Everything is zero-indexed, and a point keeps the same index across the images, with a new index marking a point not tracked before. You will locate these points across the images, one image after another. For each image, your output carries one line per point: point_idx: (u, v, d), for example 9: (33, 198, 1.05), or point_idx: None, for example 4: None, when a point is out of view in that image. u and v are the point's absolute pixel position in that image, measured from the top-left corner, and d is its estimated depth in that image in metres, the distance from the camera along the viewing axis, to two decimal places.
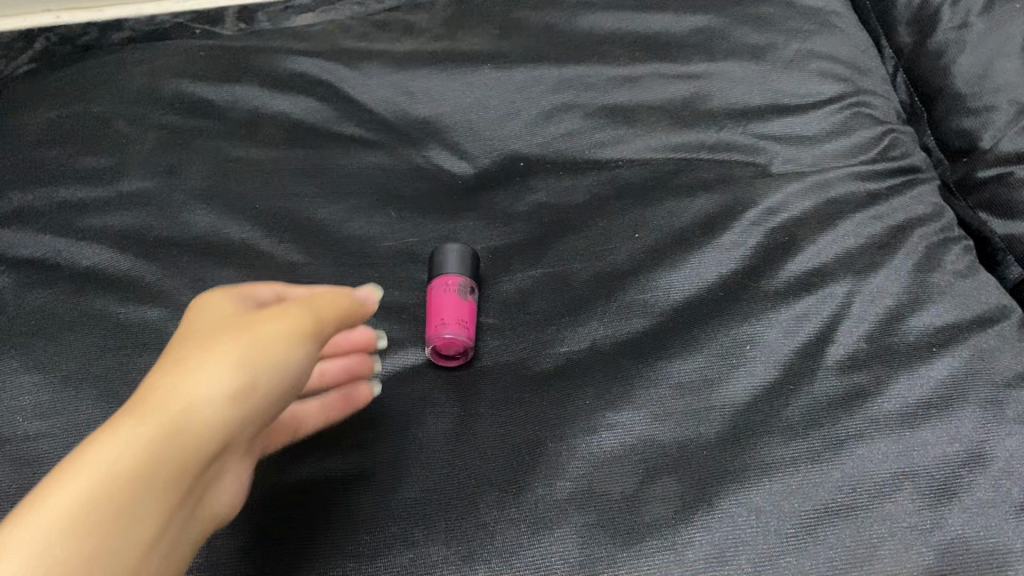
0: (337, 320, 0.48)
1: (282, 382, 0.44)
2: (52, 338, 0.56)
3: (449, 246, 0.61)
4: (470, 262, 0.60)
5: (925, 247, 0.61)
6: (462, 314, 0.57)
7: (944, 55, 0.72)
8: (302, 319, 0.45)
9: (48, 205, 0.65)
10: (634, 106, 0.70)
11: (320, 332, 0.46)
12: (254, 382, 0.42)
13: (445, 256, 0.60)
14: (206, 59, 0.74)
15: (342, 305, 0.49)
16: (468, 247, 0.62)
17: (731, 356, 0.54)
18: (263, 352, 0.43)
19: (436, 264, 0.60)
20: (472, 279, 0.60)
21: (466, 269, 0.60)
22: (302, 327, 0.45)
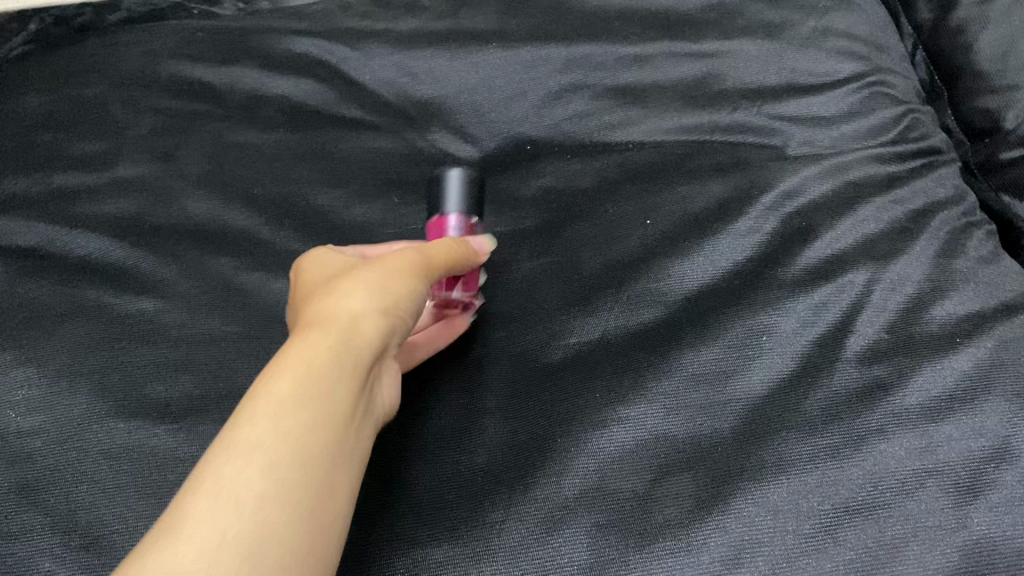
0: (444, 259, 0.51)
1: (412, 307, 0.46)
2: (44, 329, 0.55)
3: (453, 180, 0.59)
4: (473, 201, 0.59)
5: (948, 232, 0.59)
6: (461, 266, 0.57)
7: (966, 31, 0.69)
8: (409, 254, 0.48)
9: (42, 191, 0.63)
10: (644, 87, 0.67)
11: (430, 261, 0.49)
12: (389, 303, 0.44)
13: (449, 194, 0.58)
14: (203, 40, 0.71)
15: (453, 251, 0.52)
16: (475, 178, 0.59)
17: (747, 348, 0.52)
18: (387, 282, 0.45)
19: (436, 196, 0.59)
20: (474, 217, 0.59)
21: (469, 209, 0.58)
22: (412, 261, 0.48)
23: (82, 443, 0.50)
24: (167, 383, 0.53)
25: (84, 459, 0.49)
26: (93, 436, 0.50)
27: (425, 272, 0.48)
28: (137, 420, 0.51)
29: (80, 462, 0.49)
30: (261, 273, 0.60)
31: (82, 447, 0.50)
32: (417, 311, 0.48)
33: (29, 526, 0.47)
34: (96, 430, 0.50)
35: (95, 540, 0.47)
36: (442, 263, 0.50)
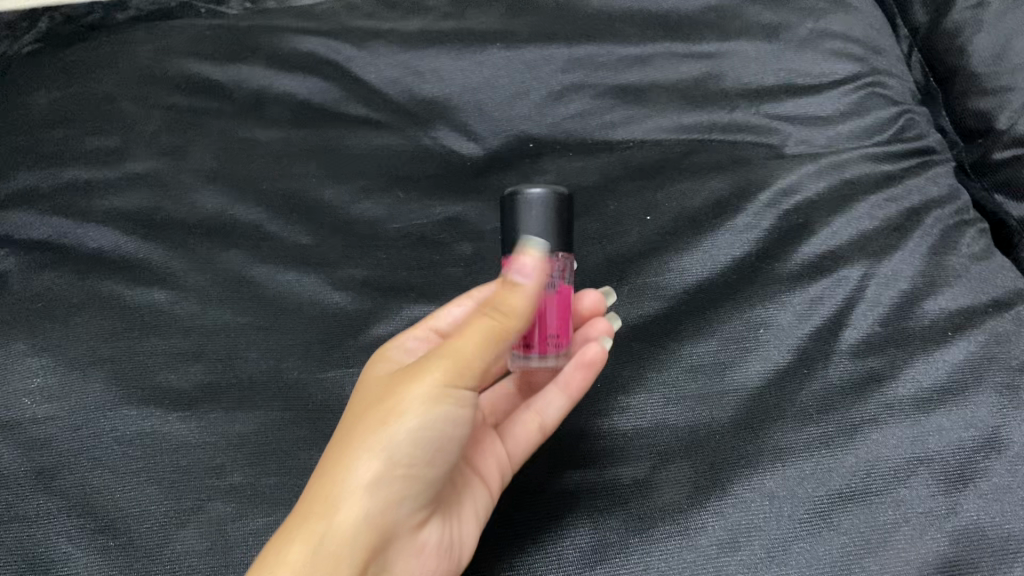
0: (486, 338, 0.44)
1: (425, 444, 0.42)
2: (58, 319, 0.58)
3: (531, 216, 0.46)
4: (558, 231, 0.47)
5: (941, 229, 0.60)
6: (553, 321, 0.48)
7: (961, 33, 0.70)
8: (433, 365, 0.43)
9: (54, 185, 0.64)
10: (645, 86, 0.68)
11: (460, 359, 0.43)
12: (383, 463, 0.42)
13: (527, 229, 0.46)
14: (212, 39, 0.72)
15: (498, 320, 0.44)
16: (553, 206, 0.46)
17: (744, 341, 0.54)
18: (388, 430, 0.42)
19: (513, 221, 0.47)
20: (563, 250, 0.47)
21: (554, 246, 0.47)
22: (431, 377, 0.43)
23: (95, 429, 0.53)
24: (179, 371, 0.56)
25: (100, 444, 0.53)
26: (106, 423, 0.54)
27: (450, 382, 0.43)
28: (150, 407, 0.55)
29: (95, 447, 0.53)
30: (269, 264, 0.62)
31: (96, 434, 0.53)
32: (448, 446, 0.43)
33: (47, 509, 0.51)
34: (109, 417, 0.54)
35: (110, 522, 0.51)
36: (479, 346, 0.43)
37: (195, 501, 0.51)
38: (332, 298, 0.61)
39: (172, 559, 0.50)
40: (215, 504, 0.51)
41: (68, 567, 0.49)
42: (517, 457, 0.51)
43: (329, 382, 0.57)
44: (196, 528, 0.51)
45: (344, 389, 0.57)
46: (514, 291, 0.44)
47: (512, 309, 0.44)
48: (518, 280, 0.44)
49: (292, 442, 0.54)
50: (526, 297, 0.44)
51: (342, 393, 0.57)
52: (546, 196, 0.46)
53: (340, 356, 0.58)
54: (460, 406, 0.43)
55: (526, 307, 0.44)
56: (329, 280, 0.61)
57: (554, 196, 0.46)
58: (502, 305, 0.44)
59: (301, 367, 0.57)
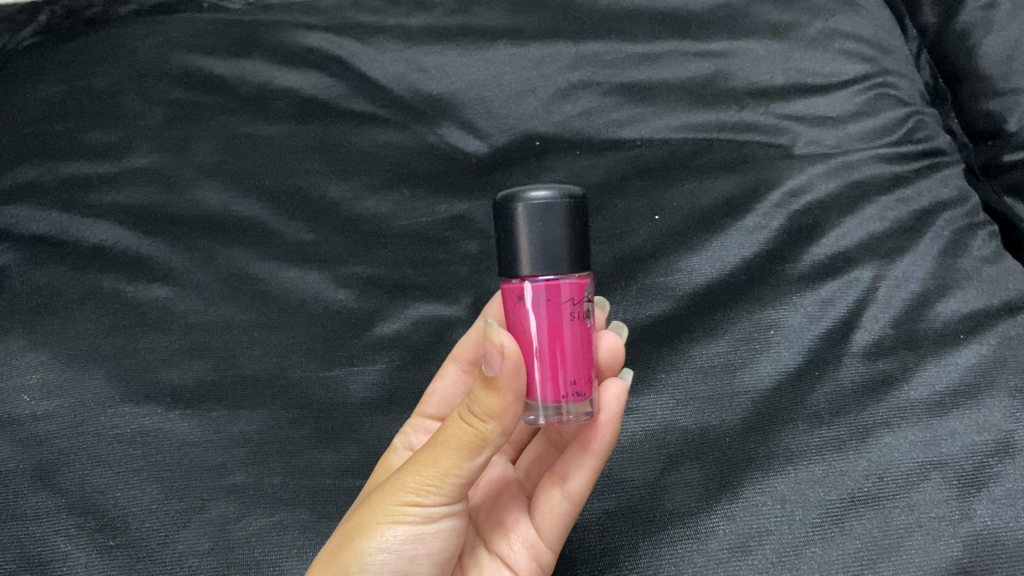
0: (458, 452, 0.41)
1: (396, 561, 0.43)
2: (58, 316, 0.57)
3: (531, 225, 0.40)
4: (570, 247, 0.41)
5: (952, 231, 0.60)
6: (569, 361, 0.42)
7: (971, 34, 0.69)
8: (402, 481, 0.42)
9: (53, 180, 0.63)
10: (653, 84, 0.67)
11: (429, 479, 0.42)
12: None
13: (531, 242, 0.40)
14: (216, 33, 0.69)
15: (473, 433, 0.40)
16: (563, 210, 0.40)
17: (754, 342, 0.54)
18: (355, 550, 0.42)
19: (521, 235, 0.40)
20: (573, 269, 0.41)
21: (562, 263, 0.40)
22: (397, 495, 0.42)
23: (95, 427, 0.53)
24: (180, 368, 0.56)
25: (100, 442, 0.52)
26: (106, 420, 0.53)
27: (418, 500, 0.42)
28: (151, 405, 0.54)
29: (95, 445, 0.52)
30: (273, 261, 0.61)
31: (95, 431, 0.53)
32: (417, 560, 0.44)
33: (45, 508, 0.50)
34: (109, 414, 0.53)
35: (110, 521, 0.50)
36: (454, 458, 0.41)
37: (196, 500, 0.51)
38: (335, 295, 0.60)
39: (172, 560, 0.49)
40: (217, 504, 0.51)
41: (67, 567, 0.49)
42: (553, 537, 0.49)
43: (331, 381, 0.56)
44: (197, 528, 0.50)
45: (347, 389, 0.56)
46: (495, 388, 0.39)
47: (485, 412, 0.40)
48: (490, 374, 0.39)
49: (296, 442, 0.54)
50: (503, 395, 0.39)
51: (345, 392, 0.56)
52: (554, 199, 0.40)
53: (343, 355, 0.57)
54: (432, 520, 0.43)
55: (503, 402, 0.39)
56: (333, 277, 0.61)
57: (565, 201, 0.40)
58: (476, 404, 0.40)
59: (305, 365, 0.57)
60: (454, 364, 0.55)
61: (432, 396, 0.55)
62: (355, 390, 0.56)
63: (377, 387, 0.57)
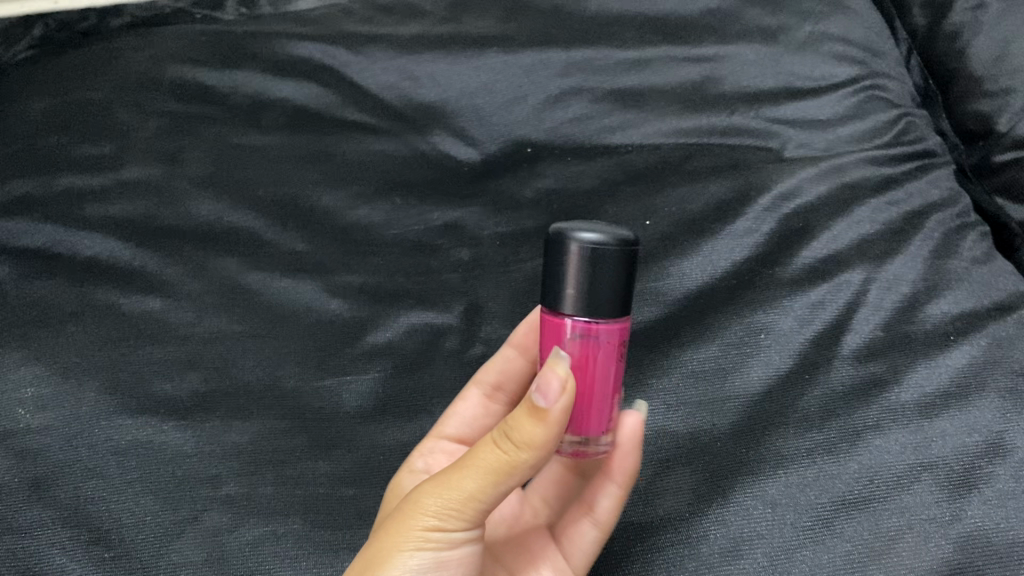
0: (482, 479, 0.42)
1: None
2: (51, 329, 0.57)
3: (588, 270, 0.42)
4: (613, 293, 0.42)
5: (942, 232, 0.60)
6: (611, 399, 0.46)
7: (960, 36, 0.70)
8: (422, 509, 0.43)
9: (46, 193, 0.64)
10: (643, 90, 0.68)
11: (449, 510, 0.42)
12: None
13: (587, 287, 0.42)
14: (205, 44, 0.70)
15: (508, 458, 0.41)
16: (613, 254, 0.42)
17: (745, 346, 0.55)
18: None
19: (573, 271, 0.42)
20: (615, 314, 0.43)
21: (605, 306, 0.42)
22: (416, 525, 0.43)
23: (89, 439, 0.53)
24: (175, 381, 0.56)
25: (94, 455, 0.53)
26: (100, 432, 0.53)
27: (438, 537, 0.42)
28: (145, 417, 0.54)
29: (88, 458, 0.52)
30: (266, 271, 0.62)
31: (89, 444, 0.53)
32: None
33: (40, 521, 0.50)
34: (102, 427, 0.54)
35: (104, 534, 0.50)
36: (483, 482, 0.42)
37: (190, 511, 0.51)
38: (328, 305, 0.60)
39: (167, 569, 0.49)
40: (211, 515, 0.51)
41: None
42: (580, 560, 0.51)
43: (324, 391, 0.57)
44: (191, 539, 0.50)
45: (340, 397, 0.56)
46: (537, 414, 0.40)
47: (527, 440, 0.41)
48: (541, 404, 0.40)
49: (290, 452, 0.54)
50: (548, 425, 0.41)
51: (338, 401, 0.56)
52: (610, 244, 0.42)
53: (336, 364, 0.58)
54: (454, 542, 0.43)
55: (541, 431, 0.41)
56: (326, 287, 0.61)
57: (617, 246, 0.42)
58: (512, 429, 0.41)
59: (297, 375, 0.57)
60: (475, 389, 0.57)
61: (451, 418, 0.57)
62: (348, 399, 0.56)
63: (371, 396, 0.57)
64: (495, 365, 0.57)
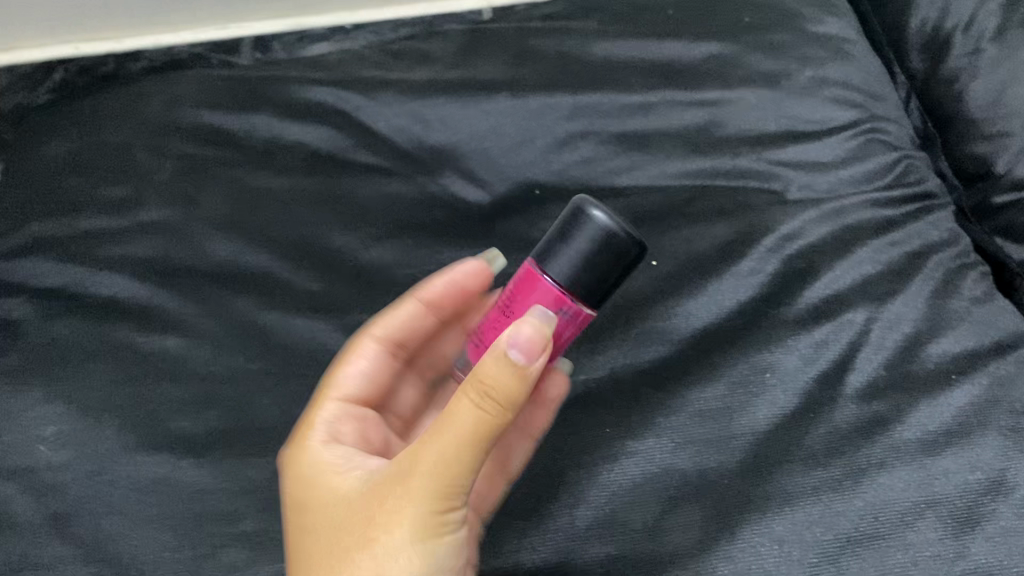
0: (463, 450, 0.45)
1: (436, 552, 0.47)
2: (71, 368, 0.59)
3: (593, 238, 0.49)
4: (589, 269, 0.49)
5: (942, 273, 0.61)
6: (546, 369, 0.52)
7: (957, 81, 0.72)
8: (401, 491, 0.47)
9: (68, 234, 0.66)
10: (648, 134, 0.69)
11: (442, 489, 0.46)
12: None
13: (575, 253, 0.49)
14: (223, 89, 0.73)
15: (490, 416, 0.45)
16: (609, 236, 0.49)
17: (750, 385, 0.56)
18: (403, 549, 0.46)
19: (572, 229, 0.50)
20: (582, 289, 0.49)
21: (573, 275, 0.49)
22: (408, 508, 0.46)
23: (110, 476, 0.54)
24: (192, 418, 0.57)
25: (114, 492, 0.54)
26: (119, 469, 0.54)
27: (431, 520, 0.46)
28: (163, 453, 0.55)
29: (108, 494, 0.53)
30: (282, 310, 0.63)
31: (109, 481, 0.54)
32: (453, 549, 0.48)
33: (61, 556, 0.51)
34: (123, 463, 0.55)
35: (123, 570, 0.51)
36: (474, 444, 0.45)
37: (209, 547, 0.52)
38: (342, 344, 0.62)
39: None
40: (228, 551, 0.52)
41: None
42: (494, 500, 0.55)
43: None
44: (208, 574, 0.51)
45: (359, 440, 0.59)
46: (510, 367, 0.45)
47: (504, 393, 0.45)
48: (517, 355, 0.46)
49: None
50: (522, 374, 0.46)
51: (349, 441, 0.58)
52: (609, 227, 0.49)
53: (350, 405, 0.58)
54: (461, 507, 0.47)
55: (516, 385, 0.46)
56: (340, 326, 0.63)
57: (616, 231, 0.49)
58: (488, 392, 0.45)
59: None
60: (358, 351, 0.59)
61: (342, 380, 0.58)
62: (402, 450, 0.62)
63: None
64: (392, 317, 0.60)
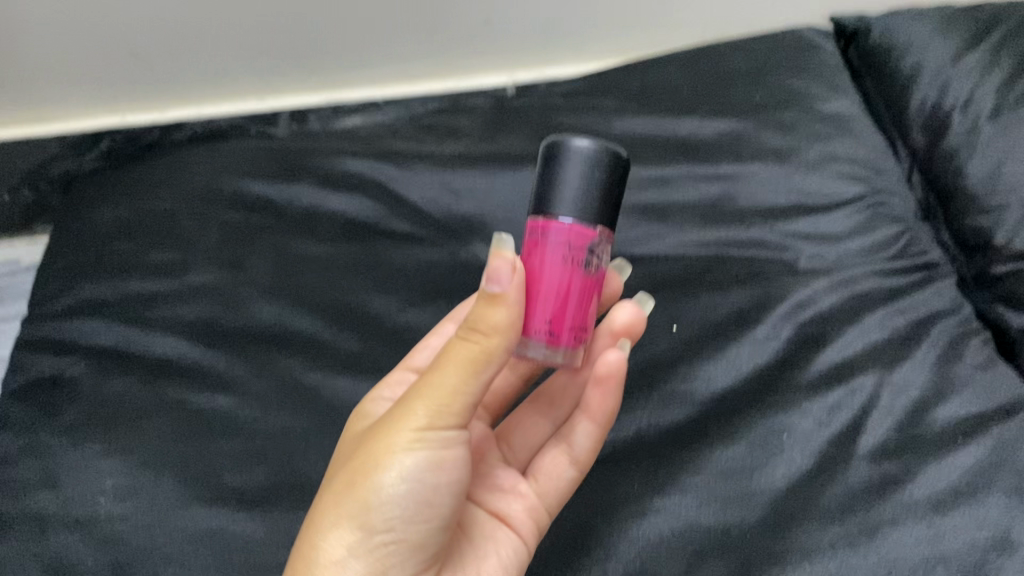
0: (444, 385, 0.45)
1: (413, 491, 0.46)
2: (128, 424, 0.62)
3: (584, 168, 0.49)
4: (589, 194, 0.49)
5: (945, 340, 0.65)
6: (568, 310, 0.50)
7: (957, 156, 0.77)
8: (389, 421, 0.47)
9: (119, 296, 0.71)
10: (668, 206, 0.75)
11: (423, 422, 0.45)
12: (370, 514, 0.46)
13: (570, 181, 0.49)
14: (265, 159, 0.79)
15: (477, 348, 0.45)
16: (602, 159, 0.49)
17: (768, 445, 0.59)
18: (373, 480, 0.46)
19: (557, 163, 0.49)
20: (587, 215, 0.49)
21: (575, 205, 0.49)
22: (387, 437, 0.46)
23: (166, 527, 0.57)
24: (243, 472, 0.60)
25: (171, 541, 0.57)
26: (175, 520, 0.58)
27: (405, 446, 0.46)
28: (217, 506, 0.58)
29: (165, 544, 0.57)
30: (325, 371, 0.67)
31: (166, 531, 0.57)
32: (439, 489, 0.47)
33: None
34: (178, 515, 0.58)
35: None
36: (457, 377, 0.45)
37: None
38: None
39: None
40: None
41: None
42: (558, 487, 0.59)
43: None
44: None
45: None
46: (493, 302, 0.45)
47: (490, 326, 0.45)
48: (496, 289, 0.45)
49: None
50: (508, 308, 0.45)
51: None
52: (597, 151, 0.49)
53: None
54: (445, 445, 0.46)
55: (503, 325, 0.45)
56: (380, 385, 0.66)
57: (602, 153, 0.49)
58: (475, 326, 0.46)
59: None
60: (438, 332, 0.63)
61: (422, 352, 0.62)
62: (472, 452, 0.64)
63: None
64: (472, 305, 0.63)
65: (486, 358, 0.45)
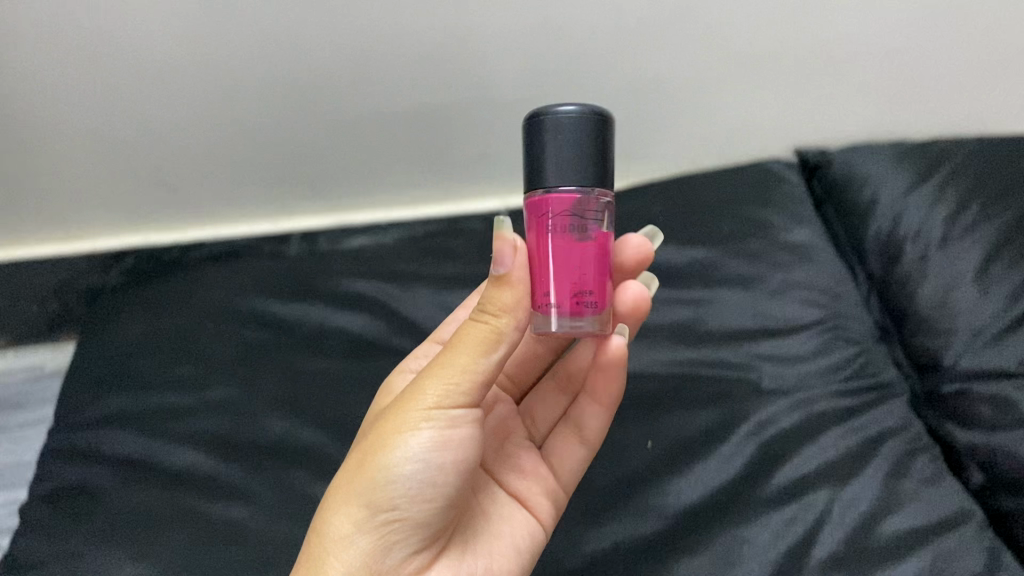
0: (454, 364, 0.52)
1: (422, 467, 0.52)
2: (150, 533, 0.68)
3: (565, 135, 0.52)
4: (577, 161, 0.52)
5: (893, 458, 0.71)
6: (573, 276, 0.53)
7: (909, 284, 0.84)
8: (405, 401, 0.54)
9: (141, 409, 0.77)
10: (644, 326, 0.83)
11: (433, 398, 0.52)
12: (377, 490, 0.52)
13: (557, 146, 0.52)
14: (273, 278, 0.88)
15: (488, 330, 0.52)
16: (583, 123, 0.52)
17: (730, 557, 0.65)
18: (385, 455, 0.52)
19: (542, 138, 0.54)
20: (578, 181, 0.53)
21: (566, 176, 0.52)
22: (401, 416, 0.53)
23: None
24: None
25: None
26: None
27: (414, 425, 0.52)
28: None
29: None
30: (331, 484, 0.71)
31: None
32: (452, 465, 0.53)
33: None
34: None
35: None
36: (471, 352, 0.52)
37: None
38: None
39: None
40: None
41: None
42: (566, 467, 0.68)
43: None
44: None
45: None
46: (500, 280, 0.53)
47: (500, 306, 0.52)
48: (502, 270, 0.53)
49: None
50: (514, 288, 0.52)
51: None
52: (579, 114, 0.53)
53: None
54: (455, 423, 0.53)
55: (512, 304, 0.52)
56: None
57: (583, 115, 0.53)
58: (486, 309, 0.53)
59: None
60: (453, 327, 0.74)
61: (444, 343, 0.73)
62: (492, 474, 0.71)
63: None
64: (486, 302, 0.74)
65: (493, 338, 0.52)
